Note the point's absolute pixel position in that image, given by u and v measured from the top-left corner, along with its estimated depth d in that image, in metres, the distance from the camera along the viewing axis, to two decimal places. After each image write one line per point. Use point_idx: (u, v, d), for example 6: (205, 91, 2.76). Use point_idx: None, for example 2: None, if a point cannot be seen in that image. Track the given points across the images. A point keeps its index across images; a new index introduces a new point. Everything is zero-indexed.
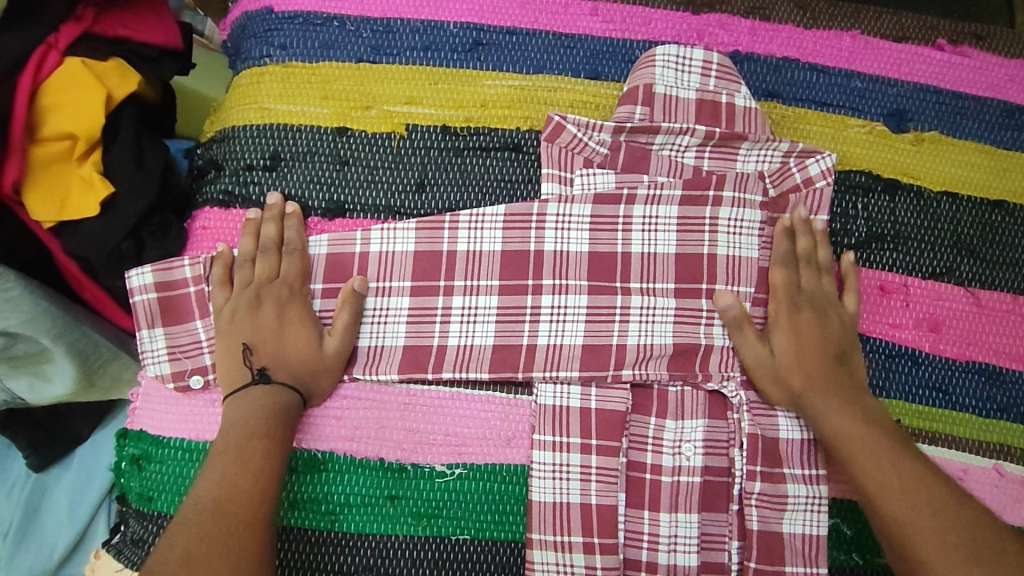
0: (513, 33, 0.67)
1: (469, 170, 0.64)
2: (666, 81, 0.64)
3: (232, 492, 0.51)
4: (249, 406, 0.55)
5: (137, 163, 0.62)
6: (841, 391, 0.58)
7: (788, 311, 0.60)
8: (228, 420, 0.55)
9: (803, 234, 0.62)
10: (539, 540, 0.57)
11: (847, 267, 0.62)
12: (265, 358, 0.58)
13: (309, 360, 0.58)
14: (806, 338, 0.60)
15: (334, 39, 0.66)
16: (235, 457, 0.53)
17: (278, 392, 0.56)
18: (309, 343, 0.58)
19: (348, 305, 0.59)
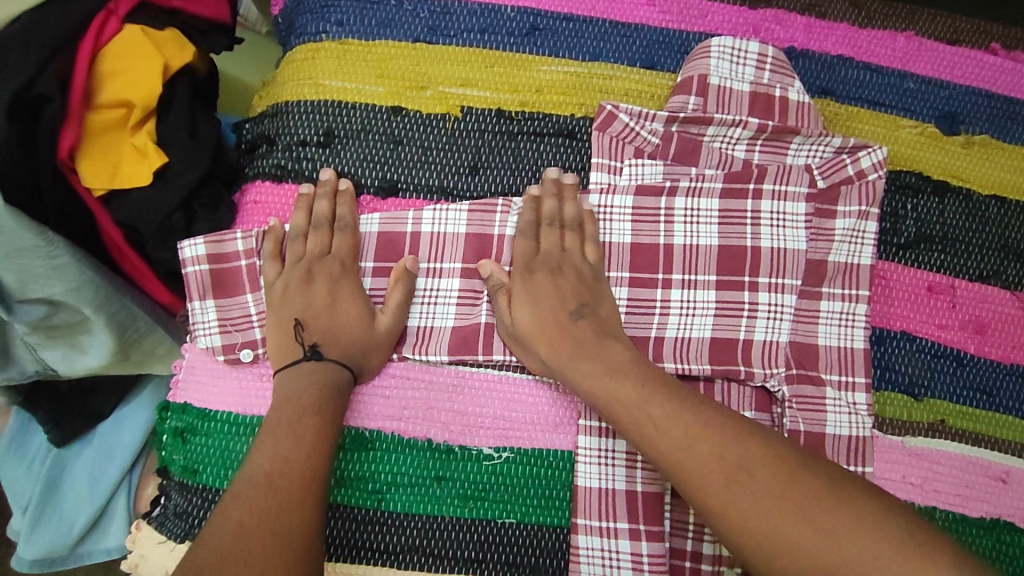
0: (570, 19, 0.67)
1: (522, 155, 0.64)
2: (721, 73, 0.63)
3: (290, 466, 0.51)
4: (304, 381, 0.56)
5: (191, 134, 0.63)
6: (588, 351, 0.56)
7: (522, 276, 0.60)
8: (280, 395, 0.55)
9: (548, 193, 0.61)
10: (585, 526, 0.57)
11: (586, 216, 0.61)
12: (317, 334, 0.58)
13: (362, 336, 0.58)
14: (540, 300, 0.59)
15: (391, 17, 0.66)
16: (287, 430, 0.53)
17: (330, 368, 0.57)
18: (362, 319, 0.59)
19: (400, 283, 0.60)
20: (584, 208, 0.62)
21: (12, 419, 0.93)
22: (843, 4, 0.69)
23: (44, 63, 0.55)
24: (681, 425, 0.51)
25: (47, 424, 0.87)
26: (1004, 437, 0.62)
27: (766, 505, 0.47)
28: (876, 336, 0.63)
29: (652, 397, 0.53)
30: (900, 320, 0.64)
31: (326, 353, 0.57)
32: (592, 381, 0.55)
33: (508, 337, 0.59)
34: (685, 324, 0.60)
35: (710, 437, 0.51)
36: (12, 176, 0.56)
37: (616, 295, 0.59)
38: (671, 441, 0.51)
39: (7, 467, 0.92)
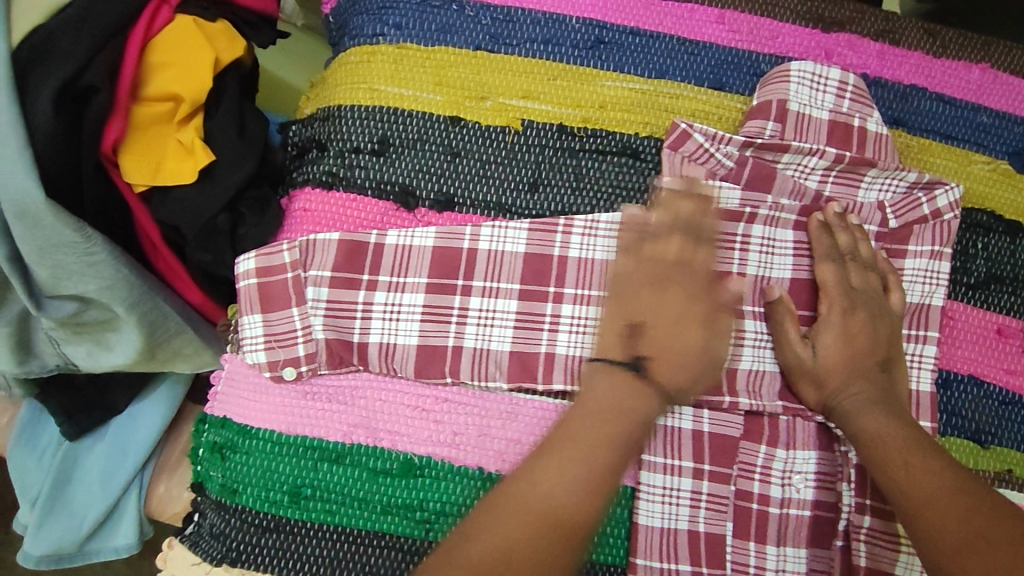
0: (637, 33, 0.64)
1: (584, 173, 0.62)
2: (800, 98, 0.61)
3: (566, 501, 0.46)
4: (624, 395, 0.51)
5: (239, 133, 0.60)
6: (889, 394, 0.55)
7: (840, 311, 0.57)
8: (602, 400, 0.51)
9: (839, 229, 0.59)
10: (643, 565, 0.55)
11: (885, 266, 0.60)
12: (653, 347, 0.53)
13: (696, 353, 0.53)
14: (855, 342, 0.57)
15: (451, 23, 0.63)
16: (580, 459, 0.48)
17: (642, 394, 0.51)
18: (712, 339, 0.54)
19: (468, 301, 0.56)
20: (880, 253, 0.61)
21: (23, 410, 0.91)
22: (918, 31, 0.67)
23: (94, 52, 0.52)
24: (920, 455, 0.51)
25: (58, 417, 0.84)
26: None
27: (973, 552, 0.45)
28: (943, 379, 0.61)
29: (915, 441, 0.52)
30: (968, 363, 0.61)
31: (653, 372, 0.52)
32: (867, 415, 0.54)
33: (796, 370, 0.57)
34: (758, 350, 0.59)
35: (944, 477, 0.49)
36: (54, 167, 0.53)
37: (836, 330, 0.57)
38: (903, 479, 0.50)
39: (17, 459, 0.89)
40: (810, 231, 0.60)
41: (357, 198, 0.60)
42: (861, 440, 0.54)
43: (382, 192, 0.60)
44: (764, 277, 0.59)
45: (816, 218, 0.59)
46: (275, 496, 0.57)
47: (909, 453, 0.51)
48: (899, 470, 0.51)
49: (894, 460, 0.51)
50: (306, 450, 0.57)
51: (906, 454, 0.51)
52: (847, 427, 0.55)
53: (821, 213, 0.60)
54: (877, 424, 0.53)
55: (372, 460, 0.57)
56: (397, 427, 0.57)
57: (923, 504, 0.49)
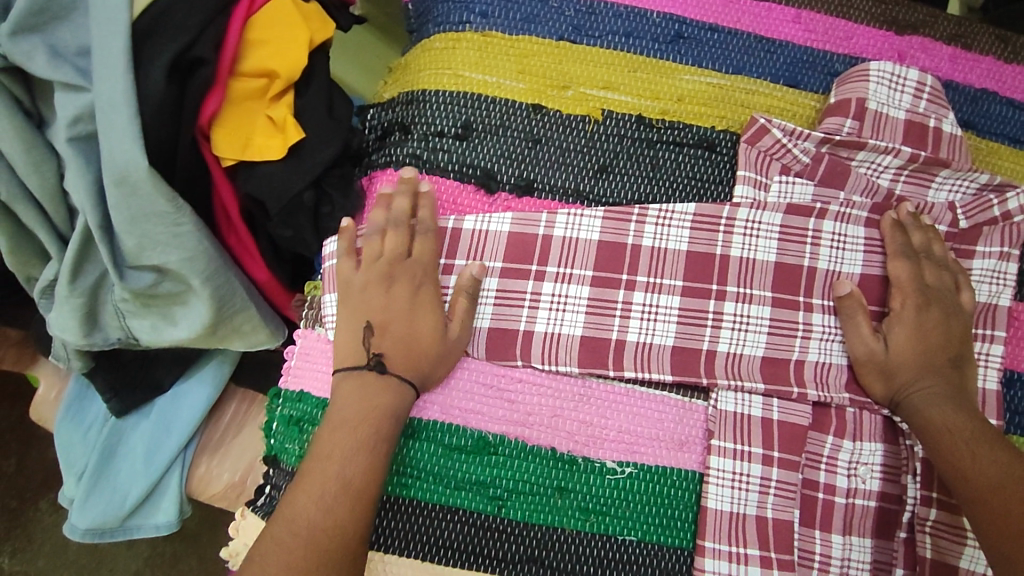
0: (716, 30, 0.66)
1: (661, 164, 0.63)
2: (878, 98, 0.62)
3: (309, 513, 0.50)
4: (365, 399, 0.54)
5: (328, 112, 0.61)
6: (959, 390, 0.57)
7: (914, 308, 0.59)
8: (350, 409, 0.53)
9: (913, 228, 0.61)
10: (712, 549, 0.56)
11: (955, 267, 0.61)
12: (383, 345, 0.56)
13: (425, 344, 0.56)
14: (927, 337, 0.58)
15: (535, 13, 0.65)
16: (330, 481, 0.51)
17: (392, 388, 0.54)
18: (439, 331, 0.57)
19: (465, 291, 0.58)
20: (950, 254, 0.62)
21: (73, 383, 0.92)
22: (989, 37, 0.68)
23: (204, 25, 0.53)
24: (985, 445, 0.53)
25: (105, 393, 0.85)
26: None
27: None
28: (1008, 378, 0.62)
29: (981, 432, 0.54)
30: None
31: (390, 365, 0.55)
32: (936, 407, 0.55)
33: (866, 364, 0.58)
34: (826, 343, 0.60)
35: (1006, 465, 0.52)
36: (155, 135, 0.54)
37: (909, 323, 0.59)
38: (969, 470, 0.52)
39: (64, 432, 0.90)
40: (883, 229, 0.61)
41: (439, 180, 0.61)
42: (927, 429, 0.55)
43: (464, 175, 0.61)
44: (834, 271, 0.61)
45: (889, 220, 0.60)
46: None
47: (969, 445, 0.53)
48: (965, 459, 0.53)
49: (959, 449, 0.53)
50: None
51: (967, 446, 0.53)
52: (920, 428, 0.55)
53: (894, 211, 0.61)
54: (946, 417, 0.55)
55: (447, 436, 0.57)
56: (473, 405, 0.58)
57: (987, 493, 0.51)
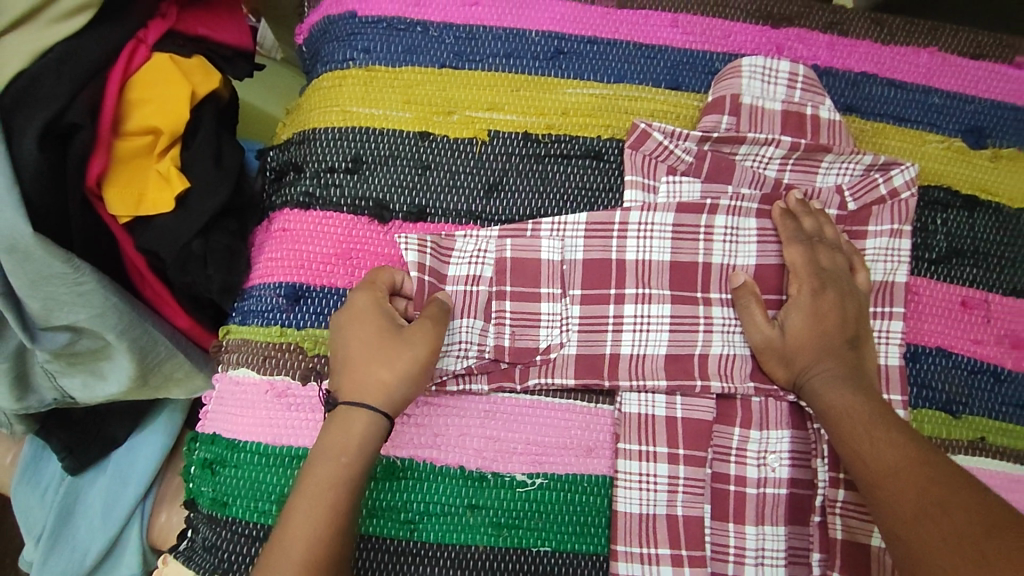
0: (594, 42, 0.67)
1: (550, 177, 0.64)
2: (752, 92, 0.63)
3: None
4: (329, 448, 0.51)
5: (215, 161, 0.62)
6: (856, 372, 0.57)
7: (809, 291, 0.59)
8: (315, 459, 0.51)
9: (802, 214, 0.62)
10: (624, 552, 0.56)
11: (850, 250, 0.63)
12: (343, 382, 0.54)
13: (371, 362, 0.53)
14: (822, 319, 0.59)
15: (416, 44, 0.65)
16: (311, 533, 0.49)
17: (347, 425, 0.52)
18: (397, 345, 0.54)
19: (437, 301, 0.57)
20: (844, 237, 0.63)
21: (27, 446, 0.90)
22: (865, 21, 0.69)
23: (76, 92, 0.55)
24: (880, 428, 0.52)
25: (60, 453, 0.84)
26: None
27: (932, 529, 0.45)
28: (911, 352, 0.62)
29: (878, 416, 0.53)
30: (934, 336, 0.63)
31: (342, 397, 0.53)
32: (833, 391, 0.56)
33: (765, 351, 0.59)
34: (729, 332, 0.60)
35: (907, 453, 0.50)
36: (40, 202, 0.56)
37: (806, 309, 0.59)
38: (865, 457, 0.52)
39: (20, 496, 0.88)
40: (776, 218, 0.62)
41: (332, 214, 0.62)
42: (826, 413, 0.55)
43: (356, 207, 0.62)
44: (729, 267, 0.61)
45: (777, 213, 0.61)
46: (262, 506, 0.57)
47: (863, 436, 0.53)
48: (863, 446, 0.52)
49: (857, 437, 0.53)
50: (290, 459, 0.58)
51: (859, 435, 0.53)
52: (814, 405, 0.57)
53: (784, 202, 0.62)
54: (843, 399, 0.55)
55: None
56: None
57: (884, 478, 0.50)
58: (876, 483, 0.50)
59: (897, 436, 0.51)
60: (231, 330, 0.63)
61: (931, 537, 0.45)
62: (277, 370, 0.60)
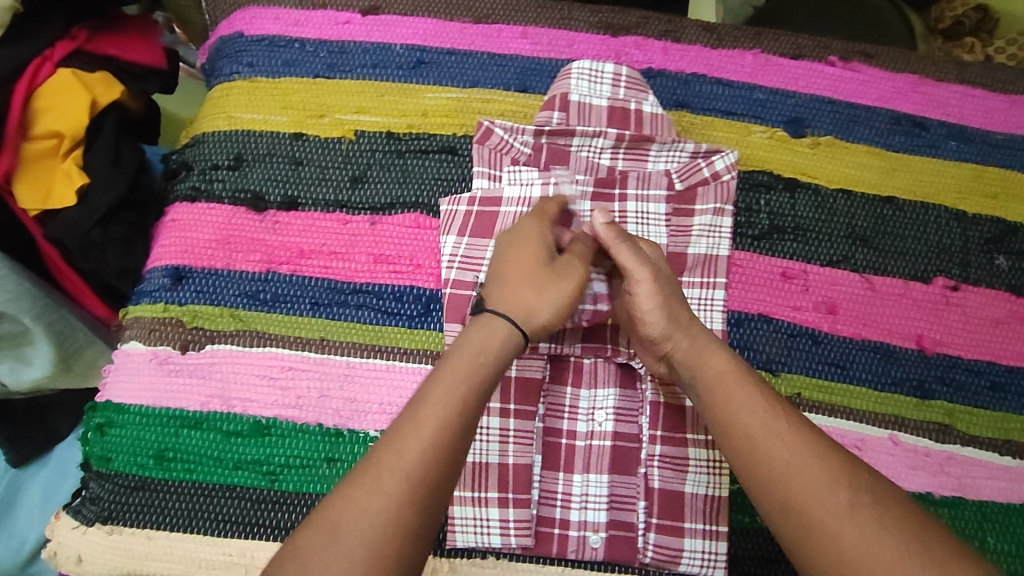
0: (452, 53, 0.75)
1: (410, 170, 0.72)
2: (580, 91, 0.71)
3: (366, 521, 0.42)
4: (480, 349, 0.50)
5: (114, 161, 0.71)
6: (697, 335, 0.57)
7: (646, 269, 0.59)
8: (458, 367, 0.49)
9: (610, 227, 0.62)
10: (459, 497, 0.62)
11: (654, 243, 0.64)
12: (493, 292, 0.55)
13: (537, 282, 0.55)
14: (665, 292, 0.58)
15: (294, 58, 0.75)
16: (416, 444, 0.45)
17: (496, 335, 0.52)
18: (555, 274, 0.56)
19: (583, 239, 0.62)
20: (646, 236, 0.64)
21: None
22: (696, 29, 0.77)
23: None
24: (748, 390, 0.52)
25: None
26: (861, 408, 0.68)
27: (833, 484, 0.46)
28: (733, 319, 0.69)
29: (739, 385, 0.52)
30: (756, 304, 0.70)
31: (493, 305, 0.54)
32: (699, 369, 0.54)
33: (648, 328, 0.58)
34: (585, 281, 0.65)
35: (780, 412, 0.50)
36: None
37: (649, 287, 0.59)
38: (748, 420, 0.50)
39: None
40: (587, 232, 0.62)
41: (214, 205, 0.71)
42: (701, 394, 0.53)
43: (236, 199, 0.71)
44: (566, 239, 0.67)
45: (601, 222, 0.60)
46: (141, 460, 0.65)
47: (766, 423, 0.49)
48: (765, 431, 0.49)
49: (734, 403, 0.51)
50: (170, 419, 0.65)
51: (758, 417, 0.50)
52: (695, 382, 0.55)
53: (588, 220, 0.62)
54: (709, 369, 0.54)
55: (225, 424, 0.65)
56: (247, 395, 0.66)
57: (793, 467, 0.47)
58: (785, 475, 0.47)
59: (756, 392, 0.51)
60: (127, 310, 0.70)
61: (831, 489, 0.45)
62: (160, 341, 0.68)
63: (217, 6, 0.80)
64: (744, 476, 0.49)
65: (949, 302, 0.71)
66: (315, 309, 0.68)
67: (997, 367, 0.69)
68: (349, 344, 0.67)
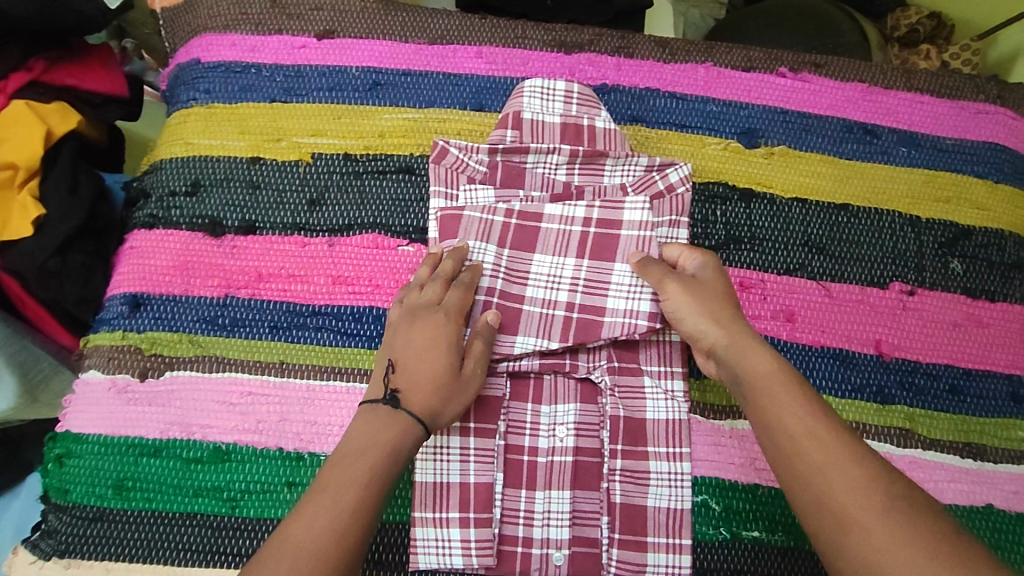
0: (408, 74, 0.76)
1: (367, 191, 0.72)
2: (533, 108, 0.72)
3: (312, 538, 0.47)
4: (378, 429, 0.54)
5: (70, 190, 0.71)
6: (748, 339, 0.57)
7: (682, 288, 0.61)
8: (365, 440, 0.53)
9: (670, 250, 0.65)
10: (420, 518, 0.62)
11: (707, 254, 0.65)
12: (401, 381, 0.57)
13: (434, 384, 0.57)
14: (705, 304, 0.60)
15: (251, 83, 0.75)
16: (343, 496, 0.50)
17: (400, 424, 0.54)
18: (455, 380, 0.58)
19: (483, 336, 0.62)
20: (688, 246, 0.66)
21: None
22: (649, 44, 0.78)
23: None
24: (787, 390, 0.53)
25: None
26: None
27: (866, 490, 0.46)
28: None
29: (783, 384, 0.53)
30: None
31: (402, 401, 0.55)
32: (745, 365, 0.55)
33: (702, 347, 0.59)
34: (552, 286, 0.67)
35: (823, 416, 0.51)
36: None
37: (690, 297, 0.60)
38: (785, 417, 0.51)
39: None
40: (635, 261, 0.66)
41: (173, 231, 0.71)
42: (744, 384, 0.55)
43: (194, 224, 0.71)
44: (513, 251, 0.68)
45: (634, 260, 0.65)
46: (99, 490, 0.64)
47: (801, 423, 0.50)
48: (804, 429, 0.50)
49: (780, 400, 0.52)
50: (129, 448, 0.65)
51: (795, 415, 0.51)
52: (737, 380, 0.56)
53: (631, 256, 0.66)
54: (752, 366, 0.55)
55: (184, 451, 0.65)
56: (207, 421, 0.65)
57: (824, 472, 0.48)
58: (817, 470, 0.48)
59: (798, 392, 0.52)
60: (87, 338, 0.69)
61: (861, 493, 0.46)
62: (119, 369, 0.67)
63: (176, 34, 0.80)
64: (781, 470, 0.50)
65: (906, 307, 0.71)
66: (274, 332, 0.68)
67: (955, 370, 0.70)
68: (308, 367, 0.67)
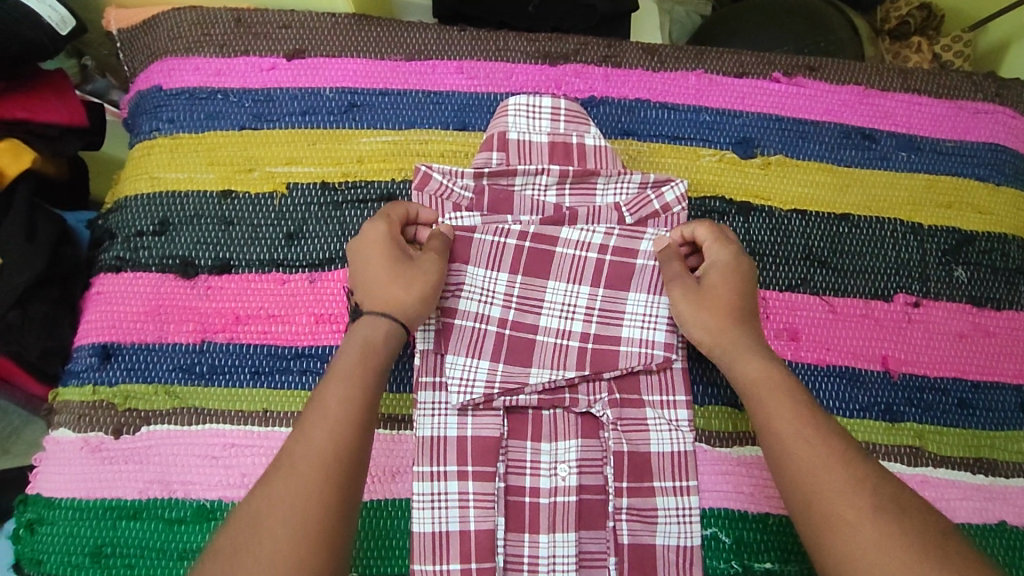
0: (385, 94, 0.72)
1: (347, 222, 0.68)
2: (519, 128, 0.69)
3: (313, 461, 0.48)
4: (361, 350, 0.54)
5: (27, 237, 0.66)
6: (751, 340, 0.59)
7: (714, 266, 0.61)
8: (352, 362, 0.53)
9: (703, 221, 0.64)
10: (420, 571, 0.59)
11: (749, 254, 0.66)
12: (366, 294, 0.57)
13: (391, 283, 0.57)
14: (730, 289, 0.60)
15: (217, 110, 0.71)
16: (332, 423, 0.50)
17: (375, 331, 0.55)
18: (415, 272, 0.58)
19: (436, 235, 0.61)
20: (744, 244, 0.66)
21: None
22: (637, 52, 0.75)
23: None
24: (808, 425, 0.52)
25: None
26: None
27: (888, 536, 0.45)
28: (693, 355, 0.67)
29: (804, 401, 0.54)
30: None
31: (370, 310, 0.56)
32: (749, 370, 0.57)
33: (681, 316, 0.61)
34: (566, 317, 0.65)
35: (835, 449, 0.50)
36: None
37: (713, 279, 0.61)
38: (806, 446, 0.50)
39: None
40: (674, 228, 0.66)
41: (142, 274, 0.67)
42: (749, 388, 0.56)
43: (164, 266, 0.67)
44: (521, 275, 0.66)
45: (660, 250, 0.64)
46: (76, 559, 0.60)
47: (812, 446, 0.50)
48: (821, 463, 0.49)
49: (791, 427, 0.52)
50: (105, 511, 0.61)
51: (808, 444, 0.50)
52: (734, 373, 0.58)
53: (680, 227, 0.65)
54: (756, 372, 0.56)
55: (166, 510, 0.61)
56: (188, 477, 0.62)
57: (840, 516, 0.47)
58: (831, 510, 0.47)
59: (822, 427, 0.52)
60: (55, 393, 0.65)
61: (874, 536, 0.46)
62: (91, 427, 0.63)
63: (135, 57, 0.75)
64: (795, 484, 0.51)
65: (911, 319, 0.69)
66: (256, 379, 0.64)
67: (963, 383, 0.68)
68: (294, 414, 0.63)
